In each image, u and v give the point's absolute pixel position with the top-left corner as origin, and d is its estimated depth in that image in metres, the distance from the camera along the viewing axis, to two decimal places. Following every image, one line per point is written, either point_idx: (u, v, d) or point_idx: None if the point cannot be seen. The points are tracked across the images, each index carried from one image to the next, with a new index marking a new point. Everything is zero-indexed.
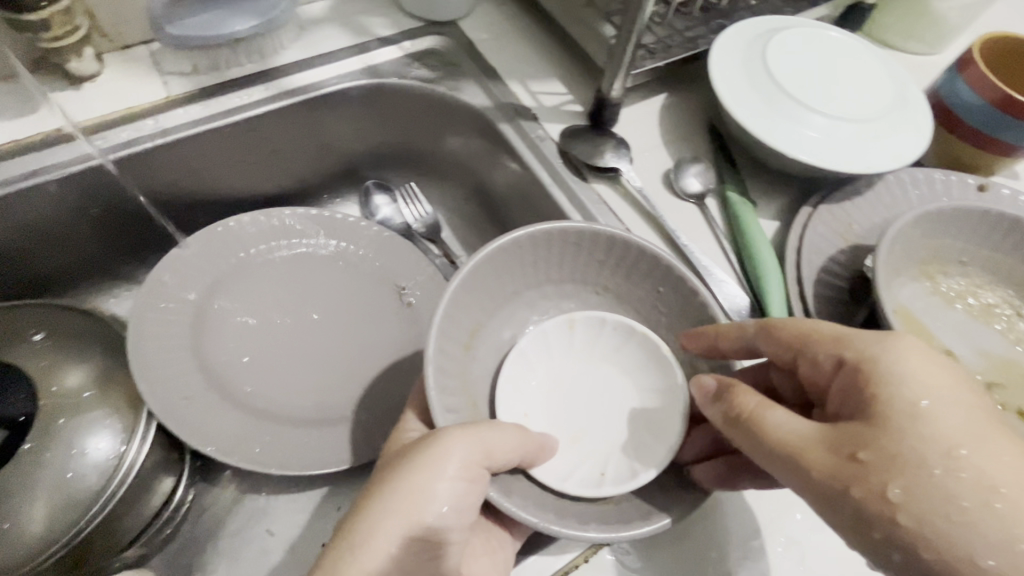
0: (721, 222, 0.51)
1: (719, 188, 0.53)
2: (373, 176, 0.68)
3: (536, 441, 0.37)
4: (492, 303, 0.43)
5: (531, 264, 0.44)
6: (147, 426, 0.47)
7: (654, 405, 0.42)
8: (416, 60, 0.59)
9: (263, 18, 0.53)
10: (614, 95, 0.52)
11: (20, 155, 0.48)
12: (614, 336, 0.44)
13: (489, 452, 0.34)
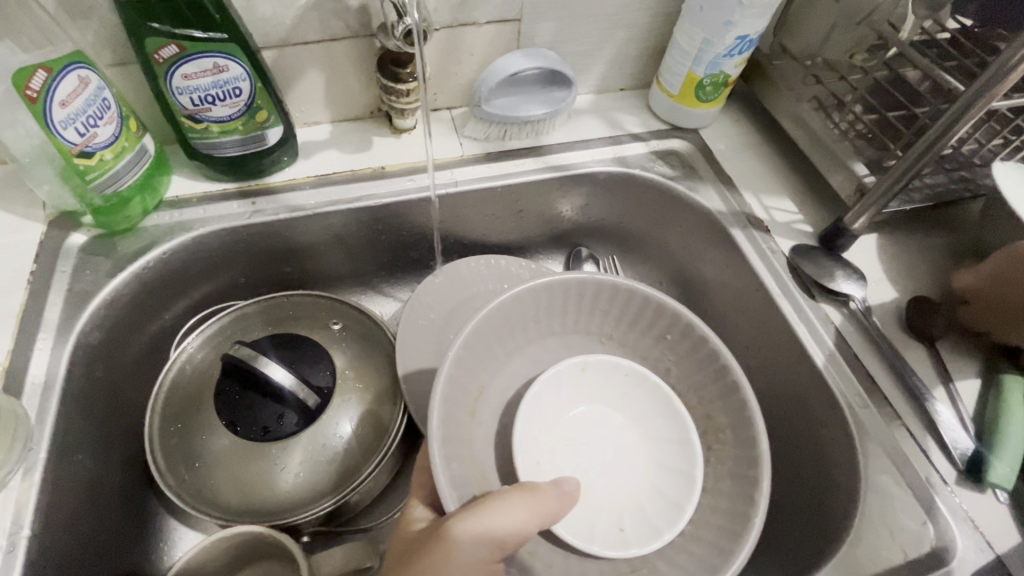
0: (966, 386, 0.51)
1: (961, 360, 0.53)
2: (584, 245, 0.76)
3: (553, 505, 0.42)
4: (495, 360, 0.51)
5: (541, 314, 0.52)
6: (398, 420, 0.54)
7: (650, 436, 0.54)
8: (659, 157, 0.68)
9: (553, 107, 0.63)
10: (853, 228, 0.57)
11: (357, 180, 0.61)
12: (629, 379, 0.55)
13: (503, 535, 0.39)
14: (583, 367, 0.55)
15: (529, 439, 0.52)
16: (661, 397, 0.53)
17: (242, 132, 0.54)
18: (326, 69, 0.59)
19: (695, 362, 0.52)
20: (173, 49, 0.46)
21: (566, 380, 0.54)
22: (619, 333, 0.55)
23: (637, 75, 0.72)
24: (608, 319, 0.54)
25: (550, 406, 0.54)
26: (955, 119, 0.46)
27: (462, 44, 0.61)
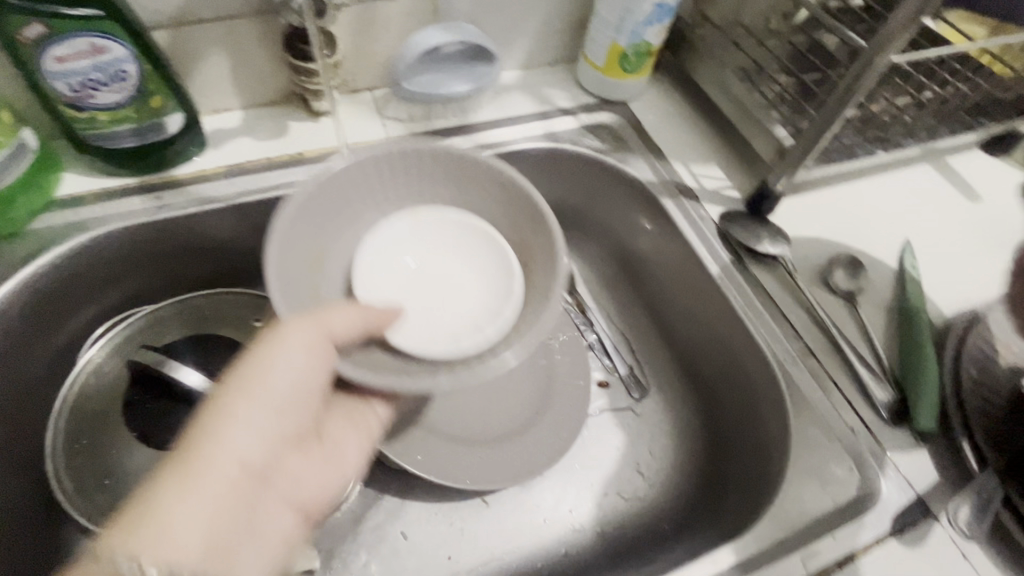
0: (888, 336, 0.53)
1: (884, 312, 0.55)
2: None
3: (381, 314, 0.43)
4: (335, 225, 0.47)
5: (369, 184, 0.48)
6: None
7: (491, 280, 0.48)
8: (589, 131, 0.67)
9: (477, 83, 0.61)
10: (777, 190, 0.57)
11: (274, 169, 0.58)
12: (477, 237, 0.49)
13: (334, 334, 0.39)
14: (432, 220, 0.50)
15: (367, 273, 0.48)
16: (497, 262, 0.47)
17: (135, 121, 0.49)
18: (229, 50, 0.55)
19: (518, 209, 0.47)
20: (40, 28, 0.41)
21: (407, 239, 0.50)
22: (458, 188, 0.49)
23: (564, 47, 0.70)
24: (457, 188, 0.49)
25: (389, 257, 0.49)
26: (860, 74, 0.47)
27: (375, 19, 0.58)
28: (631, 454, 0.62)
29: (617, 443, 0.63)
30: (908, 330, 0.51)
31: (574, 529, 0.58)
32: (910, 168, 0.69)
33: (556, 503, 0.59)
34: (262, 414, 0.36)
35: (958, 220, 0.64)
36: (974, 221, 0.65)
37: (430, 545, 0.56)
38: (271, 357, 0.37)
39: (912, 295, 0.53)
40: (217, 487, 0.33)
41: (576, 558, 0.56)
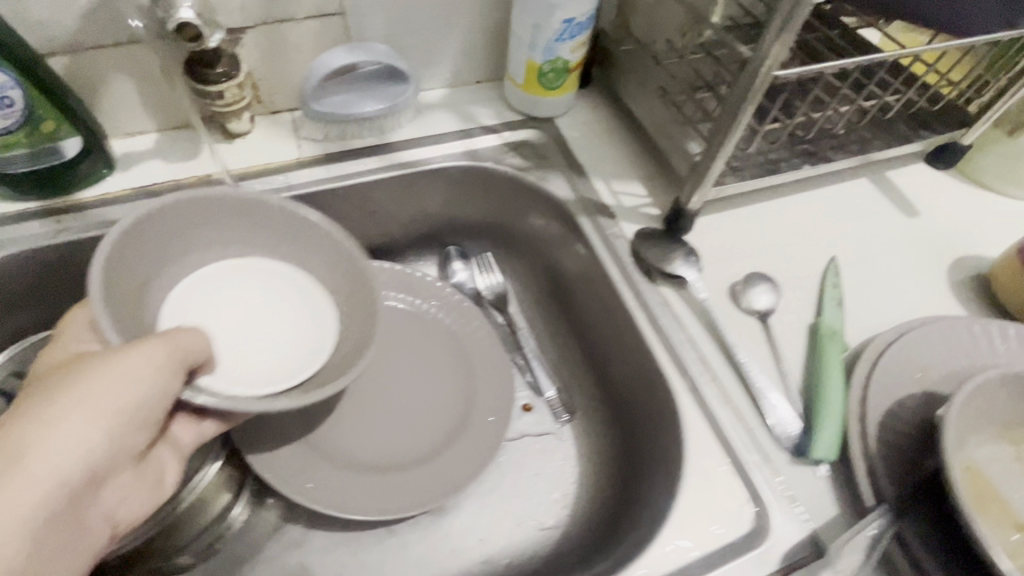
0: (802, 360, 0.50)
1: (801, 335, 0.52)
2: (455, 243, 0.74)
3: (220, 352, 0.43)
4: (162, 252, 0.45)
5: (212, 219, 0.47)
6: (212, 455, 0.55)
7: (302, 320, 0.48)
8: (512, 149, 0.66)
9: (390, 102, 0.60)
10: (690, 208, 0.55)
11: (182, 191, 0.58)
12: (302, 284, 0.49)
13: (180, 348, 0.39)
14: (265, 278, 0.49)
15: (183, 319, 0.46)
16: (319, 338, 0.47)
17: (28, 146, 0.50)
18: (134, 75, 0.55)
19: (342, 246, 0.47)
20: None
21: (223, 275, 0.49)
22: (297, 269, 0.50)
23: (490, 65, 0.70)
24: (308, 313, 0.49)
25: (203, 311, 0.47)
26: (747, 89, 0.45)
27: (284, 41, 0.58)
28: (551, 480, 0.61)
29: (536, 469, 0.61)
30: (817, 355, 0.49)
31: (484, 559, 0.56)
32: (849, 183, 0.66)
33: (466, 531, 0.58)
34: (91, 419, 0.36)
35: (894, 237, 0.62)
36: (912, 239, 0.62)
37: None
38: (102, 377, 0.36)
39: (825, 319, 0.52)
40: (28, 499, 0.33)
41: None
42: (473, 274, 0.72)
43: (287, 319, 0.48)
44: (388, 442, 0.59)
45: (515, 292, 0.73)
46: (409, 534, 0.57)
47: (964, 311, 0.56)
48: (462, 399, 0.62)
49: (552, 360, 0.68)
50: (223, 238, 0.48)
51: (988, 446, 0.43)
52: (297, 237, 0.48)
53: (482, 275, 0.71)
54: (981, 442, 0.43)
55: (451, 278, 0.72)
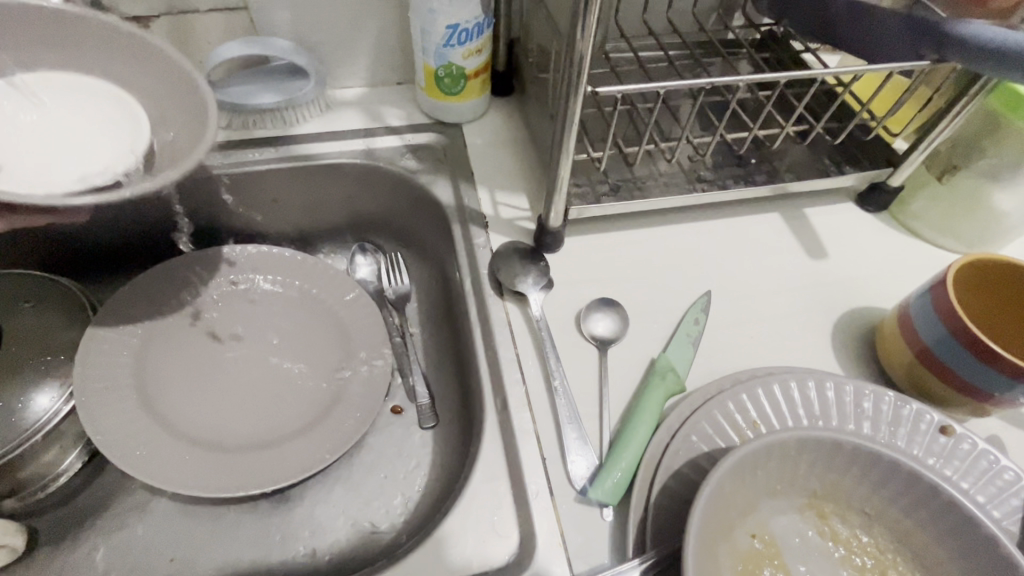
0: (633, 395, 0.48)
1: (642, 369, 0.49)
2: (366, 240, 0.75)
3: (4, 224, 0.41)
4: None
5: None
6: (64, 405, 0.55)
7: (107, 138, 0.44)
8: (411, 151, 0.66)
9: (288, 95, 0.63)
10: (553, 225, 0.54)
11: None
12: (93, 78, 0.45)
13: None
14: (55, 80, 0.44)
15: None
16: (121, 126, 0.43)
17: None
18: None
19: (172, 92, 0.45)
20: None
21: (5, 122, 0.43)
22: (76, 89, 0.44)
23: (408, 68, 0.71)
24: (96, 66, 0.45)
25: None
26: (569, 104, 0.43)
27: (193, 31, 0.61)
28: (399, 486, 0.60)
29: (387, 472, 0.61)
30: (643, 391, 0.46)
31: (310, 554, 0.56)
32: (759, 215, 0.62)
33: (300, 524, 0.58)
34: None
35: (791, 277, 0.57)
36: (810, 281, 0.57)
37: (157, 545, 0.55)
38: None
39: (667, 355, 0.49)
40: None
41: None
42: (377, 272, 0.72)
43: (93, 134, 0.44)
44: (246, 424, 0.60)
45: (417, 294, 0.73)
46: (244, 517, 0.57)
47: (844, 368, 0.51)
48: (326, 392, 0.63)
49: (433, 365, 0.68)
50: (16, 97, 0.43)
51: (787, 513, 0.39)
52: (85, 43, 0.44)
53: (384, 273, 0.72)
54: (777, 509, 0.39)
55: (355, 273, 0.72)
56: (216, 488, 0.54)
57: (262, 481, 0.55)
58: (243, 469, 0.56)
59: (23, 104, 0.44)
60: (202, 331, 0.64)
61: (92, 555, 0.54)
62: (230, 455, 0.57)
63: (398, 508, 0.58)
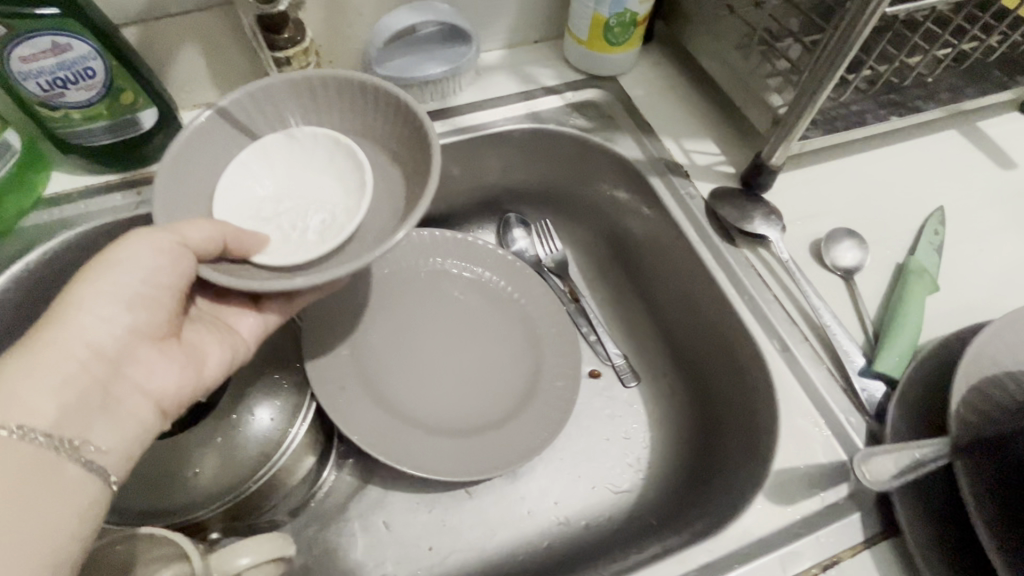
0: (882, 297, 0.50)
1: (887, 286, 0.51)
2: (512, 211, 0.72)
3: (241, 329, 0.46)
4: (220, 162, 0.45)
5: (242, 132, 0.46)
6: (298, 426, 0.52)
7: (344, 173, 0.46)
8: (575, 110, 0.64)
9: (453, 64, 0.59)
10: (772, 162, 0.53)
11: None
12: (323, 145, 0.47)
13: (190, 244, 0.37)
14: (300, 144, 0.47)
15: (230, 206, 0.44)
16: (356, 151, 0.45)
17: (109, 118, 0.50)
18: (199, 44, 0.55)
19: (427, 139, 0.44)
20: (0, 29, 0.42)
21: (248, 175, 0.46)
22: (311, 152, 0.47)
23: (548, 24, 0.67)
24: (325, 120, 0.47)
25: (242, 177, 0.45)
26: (847, 37, 0.43)
27: (346, 4, 0.56)
28: (625, 447, 0.60)
29: (608, 434, 0.61)
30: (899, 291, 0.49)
31: (561, 522, 0.57)
32: (936, 134, 0.62)
33: (542, 497, 0.58)
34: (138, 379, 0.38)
35: (988, 190, 0.58)
36: (1006, 192, 0.58)
37: (410, 537, 0.55)
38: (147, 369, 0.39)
39: (916, 258, 0.51)
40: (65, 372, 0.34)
41: (558, 552, 0.55)
42: (534, 244, 0.70)
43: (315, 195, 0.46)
44: (462, 409, 0.59)
45: (577, 259, 0.72)
46: (485, 497, 0.58)
47: None
48: (530, 367, 0.61)
49: (616, 326, 0.67)
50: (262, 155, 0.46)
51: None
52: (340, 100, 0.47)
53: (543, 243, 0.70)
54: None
55: (512, 246, 0.70)
56: (464, 476, 0.53)
57: (504, 462, 0.54)
58: (479, 455, 0.55)
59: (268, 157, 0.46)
60: (390, 322, 0.62)
61: (352, 554, 0.54)
62: (462, 440, 0.56)
63: (632, 467, 0.59)
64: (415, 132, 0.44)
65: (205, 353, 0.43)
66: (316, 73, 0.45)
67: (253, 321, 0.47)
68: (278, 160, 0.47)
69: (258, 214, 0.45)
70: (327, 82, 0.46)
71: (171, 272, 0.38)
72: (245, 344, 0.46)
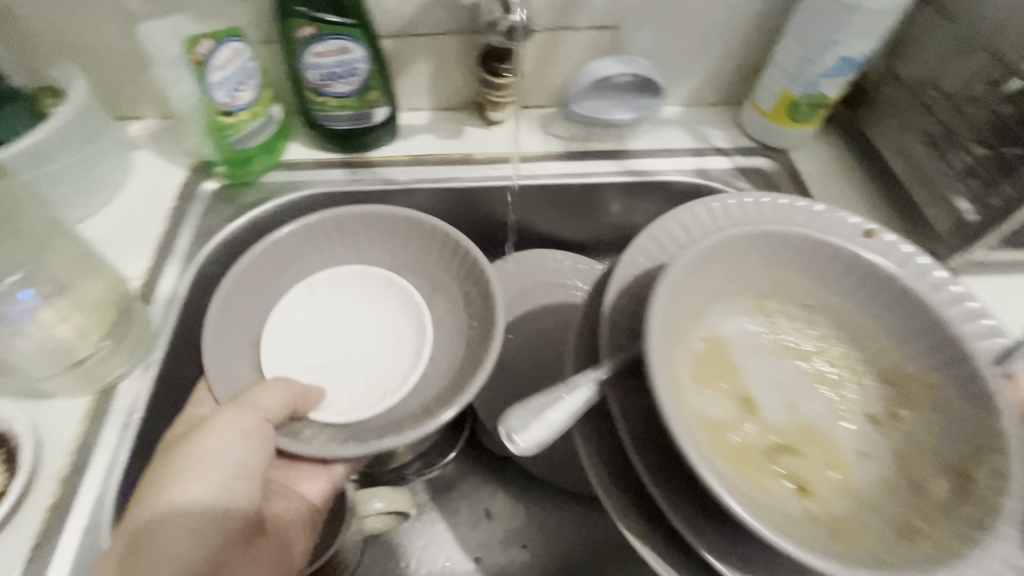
0: None
1: None
2: None
3: (317, 481, 0.50)
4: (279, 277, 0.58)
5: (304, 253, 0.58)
6: None
7: (402, 306, 0.60)
8: (742, 175, 0.67)
9: (638, 112, 0.65)
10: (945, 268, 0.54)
11: (446, 163, 0.66)
12: (382, 283, 0.60)
13: (263, 411, 0.44)
14: (376, 278, 0.60)
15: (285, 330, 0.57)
16: (411, 291, 0.59)
17: (354, 108, 0.61)
18: (431, 61, 0.64)
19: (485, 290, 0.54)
20: (309, 29, 0.53)
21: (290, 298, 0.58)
22: (378, 286, 0.60)
23: (729, 89, 0.71)
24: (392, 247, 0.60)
25: (306, 304, 0.59)
26: None
27: (560, 47, 0.63)
28: None
29: None
30: None
31: None
32: None
33: None
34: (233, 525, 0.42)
35: None
36: None
37: (505, 530, 0.60)
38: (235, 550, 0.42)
39: None
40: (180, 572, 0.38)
41: None
42: None
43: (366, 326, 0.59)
44: None
45: None
46: (580, 513, 0.61)
47: None
48: None
49: None
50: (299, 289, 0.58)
51: (764, 366, 0.41)
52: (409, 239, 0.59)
53: None
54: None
55: None
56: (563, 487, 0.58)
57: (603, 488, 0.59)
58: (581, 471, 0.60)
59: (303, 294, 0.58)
60: (524, 329, 0.68)
61: (452, 529, 0.60)
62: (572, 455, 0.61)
63: None
64: (471, 274, 0.56)
65: (293, 546, 0.47)
66: (316, 218, 0.57)
67: (316, 484, 0.50)
68: (354, 290, 0.60)
69: (292, 339, 0.57)
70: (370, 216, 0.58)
71: (251, 473, 0.43)
72: (319, 504, 0.50)
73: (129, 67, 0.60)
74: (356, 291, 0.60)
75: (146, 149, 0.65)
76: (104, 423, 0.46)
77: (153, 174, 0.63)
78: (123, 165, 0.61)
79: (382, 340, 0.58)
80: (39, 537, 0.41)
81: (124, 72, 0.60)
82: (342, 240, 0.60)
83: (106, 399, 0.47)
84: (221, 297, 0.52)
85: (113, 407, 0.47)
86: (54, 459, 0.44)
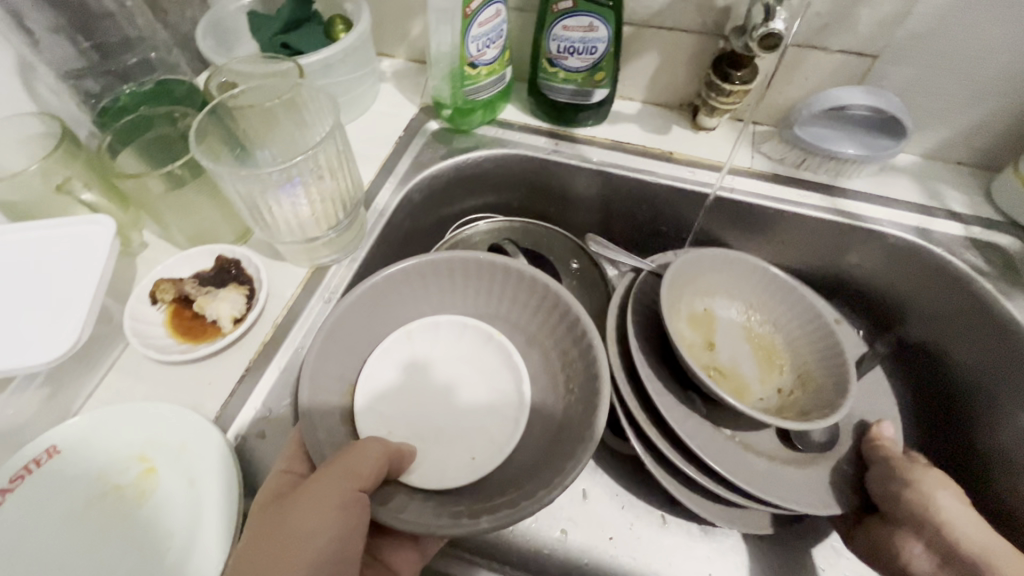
0: None
1: None
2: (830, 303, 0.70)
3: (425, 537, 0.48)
4: (371, 325, 0.55)
5: (407, 289, 0.57)
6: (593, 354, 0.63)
7: (493, 362, 0.58)
8: (975, 247, 0.59)
9: (870, 151, 0.60)
10: None
11: (645, 156, 0.67)
12: (474, 334, 0.59)
13: (358, 472, 0.40)
14: (470, 326, 0.59)
15: (374, 393, 0.54)
16: (506, 346, 0.57)
17: (578, 84, 0.64)
18: (662, 54, 0.65)
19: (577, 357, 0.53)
20: (569, 4, 0.58)
21: (388, 352, 0.56)
22: (467, 336, 0.59)
23: (987, 152, 0.62)
24: (492, 292, 0.59)
25: (400, 351, 0.57)
26: None
27: (802, 65, 0.60)
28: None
29: (823, 564, 0.57)
30: None
31: None
32: None
33: None
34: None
35: None
36: None
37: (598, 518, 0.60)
38: None
39: None
40: None
41: None
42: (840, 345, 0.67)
43: (453, 377, 0.57)
44: None
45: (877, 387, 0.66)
46: (678, 534, 0.59)
47: None
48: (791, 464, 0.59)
49: None
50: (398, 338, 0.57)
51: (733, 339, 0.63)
52: (507, 284, 0.58)
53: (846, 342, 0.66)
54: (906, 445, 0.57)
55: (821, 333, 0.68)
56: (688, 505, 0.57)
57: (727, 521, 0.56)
58: None
59: (397, 340, 0.57)
60: None
61: None
62: None
63: None
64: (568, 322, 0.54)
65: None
66: (416, 259, 0.56)
67: (410, 557, 0.48)
68: (447, 334, 0.59)
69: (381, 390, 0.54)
70: (468, 267, 0.58)
71: (352, 542, 0.39)
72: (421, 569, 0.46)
73: (401, 11, 0.70)
74: (448, 337, 0.59)
75: (390, 83, 0.75)
76: (312, 293, 0.55)
77: (391, 105, 0.73)
78: (372, 92, 0.72)
79: (466, 391, 0.57)
80: (249, 363, 0.50)
81: (396, 14, 0.70)
82: (436, 281, 0.58)
83: (318, 275, 0.56)
84: (324, 331, 0.50)
85: (321, 282, 0.56)
86: (273, 308, 0.54)
